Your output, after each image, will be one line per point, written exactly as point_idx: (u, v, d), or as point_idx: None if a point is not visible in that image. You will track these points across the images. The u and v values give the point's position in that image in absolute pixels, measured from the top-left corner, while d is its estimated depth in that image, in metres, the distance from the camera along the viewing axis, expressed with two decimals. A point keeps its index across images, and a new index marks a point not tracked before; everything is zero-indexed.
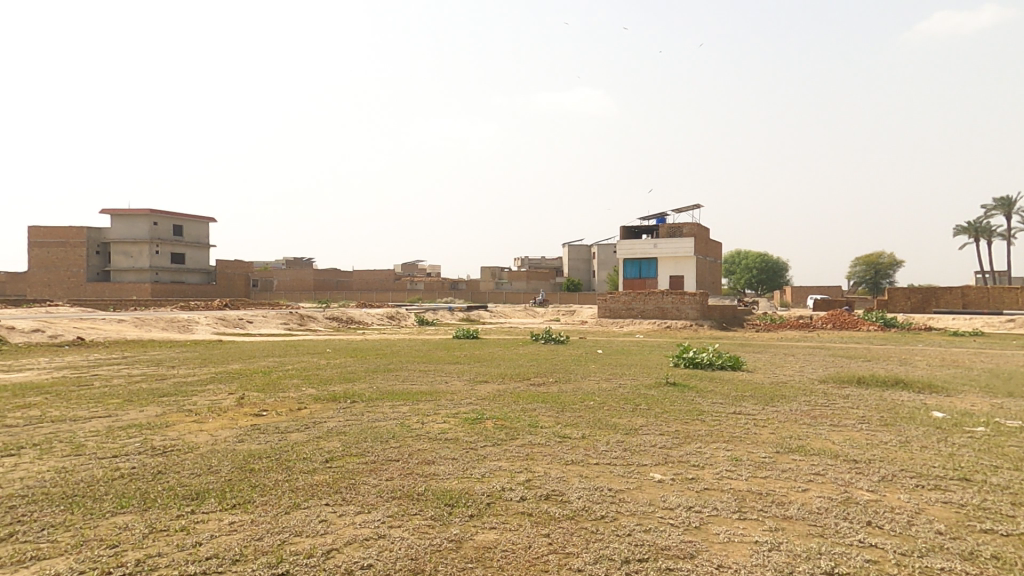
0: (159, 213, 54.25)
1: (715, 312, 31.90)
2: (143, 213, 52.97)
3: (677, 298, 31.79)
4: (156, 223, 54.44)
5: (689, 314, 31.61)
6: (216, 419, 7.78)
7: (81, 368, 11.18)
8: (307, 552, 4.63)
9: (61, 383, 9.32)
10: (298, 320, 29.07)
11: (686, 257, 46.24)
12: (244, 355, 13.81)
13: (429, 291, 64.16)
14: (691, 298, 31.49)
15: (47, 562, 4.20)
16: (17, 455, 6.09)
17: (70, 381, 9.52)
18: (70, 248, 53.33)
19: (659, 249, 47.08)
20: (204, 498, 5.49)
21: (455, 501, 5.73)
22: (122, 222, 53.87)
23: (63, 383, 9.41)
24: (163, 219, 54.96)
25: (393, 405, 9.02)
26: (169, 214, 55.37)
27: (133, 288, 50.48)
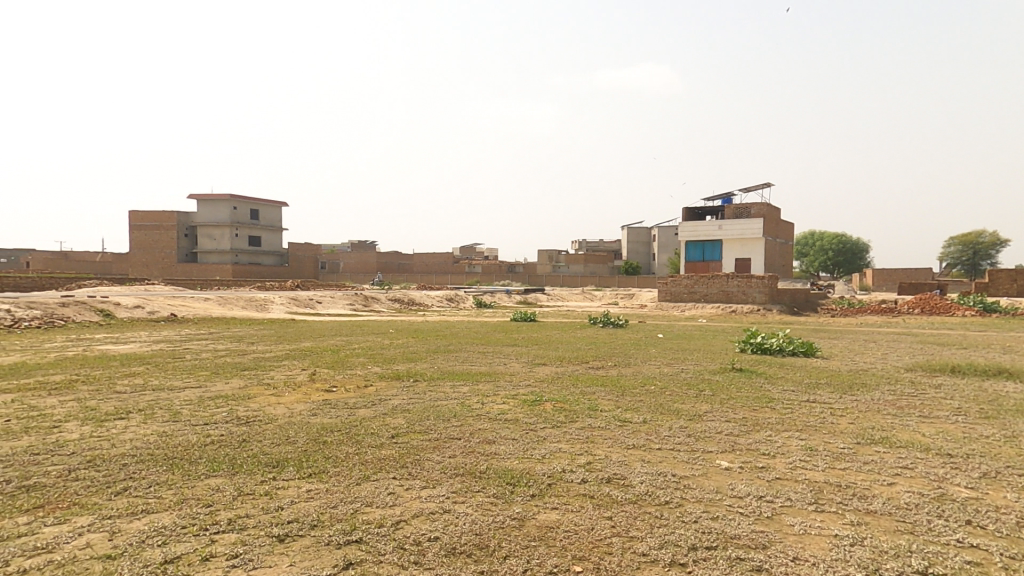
0: (238, 199, 57.60)
1: (786, 296, 30.34)
2: (225, 199, 56.44)
3: (744, 282, 30.56)
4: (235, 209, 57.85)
5: (756, 298, 30.26)
6: (291, 393, 8.24)
7: (175, 342, 12.17)
8: (378, 522, 4.87)
9: (159, 356, 10.17)
10: (363, 301, 30.30)
11: (753, 239, 44.08)
12: (314, 333, 14.53)
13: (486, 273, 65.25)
14: (759, 281, 30.15)
15: (155, 515, 4.62)
16: (126, 418, 6.71)
17: (167, 354, 10.40)
18: (162, 231, 57.90)
19: (724, 231, 45.33)
20: (285, 466, 5.87)
21: (516, 480, 5.81)
22: (205, 206, 57.40)
23: (161, 355, 10.26)
24: (241, 204, 58.28)
25: (454, 384, 9.21)
26: (247, 200, 58.72)
27: (218, 270, 54.25)
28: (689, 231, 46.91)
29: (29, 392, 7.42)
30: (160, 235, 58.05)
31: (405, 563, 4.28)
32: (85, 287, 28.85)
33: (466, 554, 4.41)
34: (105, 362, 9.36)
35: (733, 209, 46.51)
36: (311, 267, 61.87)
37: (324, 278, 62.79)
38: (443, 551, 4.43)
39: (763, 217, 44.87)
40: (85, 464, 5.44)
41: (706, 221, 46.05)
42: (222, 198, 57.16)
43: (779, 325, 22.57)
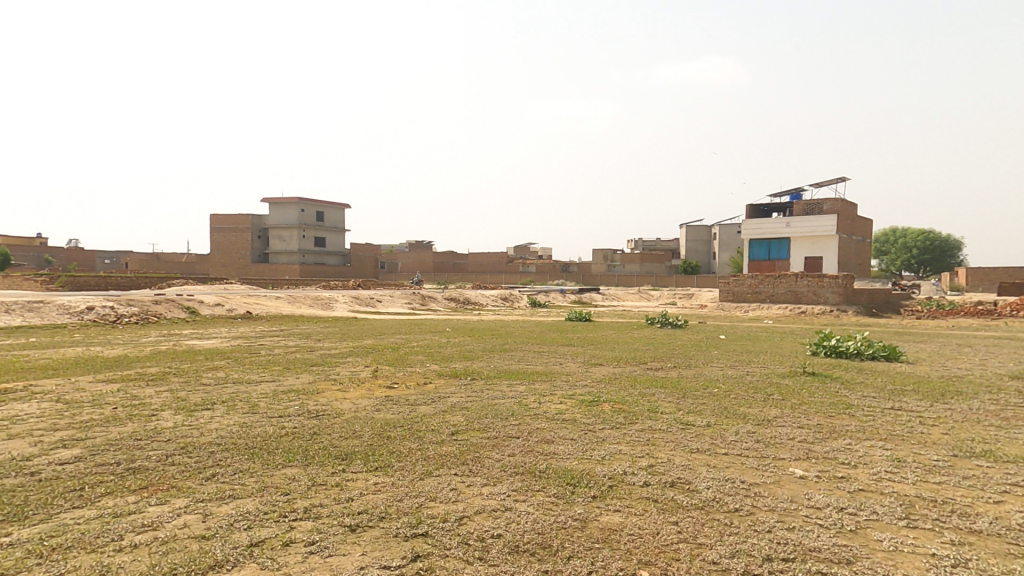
0: (306, 201, 60.40)
1: (863, 296, 28.56)
2: (294, 201, 59.34)
3: (815, 281, 29.07)
4: (303, 211, 60.71)
5: (829, 298, 28.71)
6: (356, 388, 8.52)
7: (252, 338, 12.89)
8: (442, 517, 4.93)
9: (237, 351, 10.79)
10: (421, 300, 31.07)
11: (825, 237, 41.87)
12: (375, 331, 14.98)
13: (539, 272, 65.26)
14: (832, 281, 28.59)
15: (240, 500, 4.89)
16: (212, 409, 7.15)
17: (244, 349, 11.04)
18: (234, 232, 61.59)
19: (792, 229, 43.32)
20: (353, 459, 6.06)
21: (576, 481, 5.74)
22: (275, 209, 60.64)
23: (238, 350, 10.89)
24: (308, 206, 61.07)
25: (510, 383, 9.24)
26: (313, 202, 61.50)
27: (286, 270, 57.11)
28: (754, 229, 45.23)
29: (129, 382, 8.07)
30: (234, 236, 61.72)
31: (470, 558, 4.32)
32: (172, 285, 31.24)
33: (529, 553, 4.39)
34: (191, 356, 10.03)
35: (802, 205, 44.25)
36: (371, 267, 63.88)
37: (383, 277, 64.61)
38: (506, 548, 4.44)
39: (836, 213, 42.35)
40: (179, 450, 5.83)
41: (772, 217, 44.07)
42: (291, 201, 60.24)
43: (856, 327, 21.26)
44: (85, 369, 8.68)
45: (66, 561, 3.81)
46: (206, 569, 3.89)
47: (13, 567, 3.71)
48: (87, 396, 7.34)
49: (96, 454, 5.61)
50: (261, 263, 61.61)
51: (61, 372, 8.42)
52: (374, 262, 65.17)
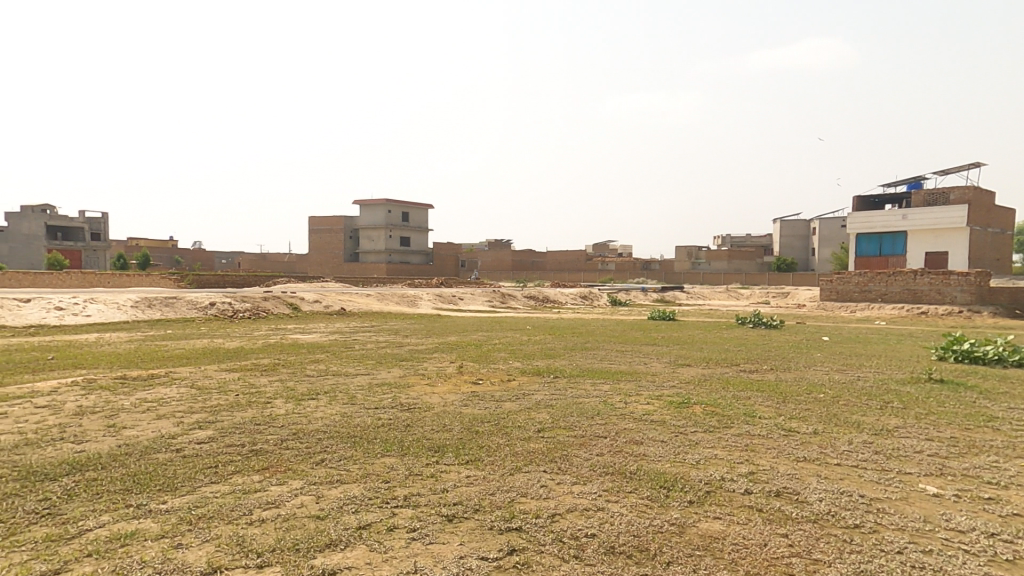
0: (392, 203, 63.05)
1: (1001, 296, 25.48)
2: (382, 203, 61.99)
3: (939, 279, 26.38)
4: (390, 212, 63.33)
5: (956, 298, 26.00)
6: (443, 383, 8.71)
7: (346, 333, 13.60)
8: (535, 512, 4.88)
9: (334, 345, 11.42)
10: (500, 299, 31.53)
11: (949, 228, 37.87)
12: (458, 328, 15.27)
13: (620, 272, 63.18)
14: (960, 279, 25.79)
15: (346, 486, 5.13)
16: (316, 399, 7.59)
17: (339, 343, 11.66)
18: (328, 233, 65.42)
19: (909, 221, 39.57)
20: (445, 451, 6.17)
21: (671, 485, 5.48)
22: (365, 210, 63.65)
23: (335, 344, 11.52)
24: (395, 208, 63.61)
25: (594, 383, 9.05)
26: (399, 204, 63.97)
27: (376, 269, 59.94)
28: (862, 222, 41.68)
29: (247, 371, 8.77)
30: (325, 237, 65.57)
31: (565, 556, 4.22)
32: (275, 283, 33.87)
33: (626, 555, 4.23)
34: (294, 349, 10.73)
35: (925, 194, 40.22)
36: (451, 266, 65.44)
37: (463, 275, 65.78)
38: (602, 548, 4.30)
39: (967, 202, 37.84)
40: (292, 436, 6.25)
41: (885, 208, 40.27)
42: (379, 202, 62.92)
43: (992, 330, 18.90)
44: (210, 359, 9.56)
45: (209, 530, 4.21)
46: (323, 547, 4.12)
47: (169, 531, 4.16)
48: (215, 383, 8.07)
49: (225, 436, 6.16)
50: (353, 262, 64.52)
51: (191, 360, 9.33)
52: (455, 261, 66.42)
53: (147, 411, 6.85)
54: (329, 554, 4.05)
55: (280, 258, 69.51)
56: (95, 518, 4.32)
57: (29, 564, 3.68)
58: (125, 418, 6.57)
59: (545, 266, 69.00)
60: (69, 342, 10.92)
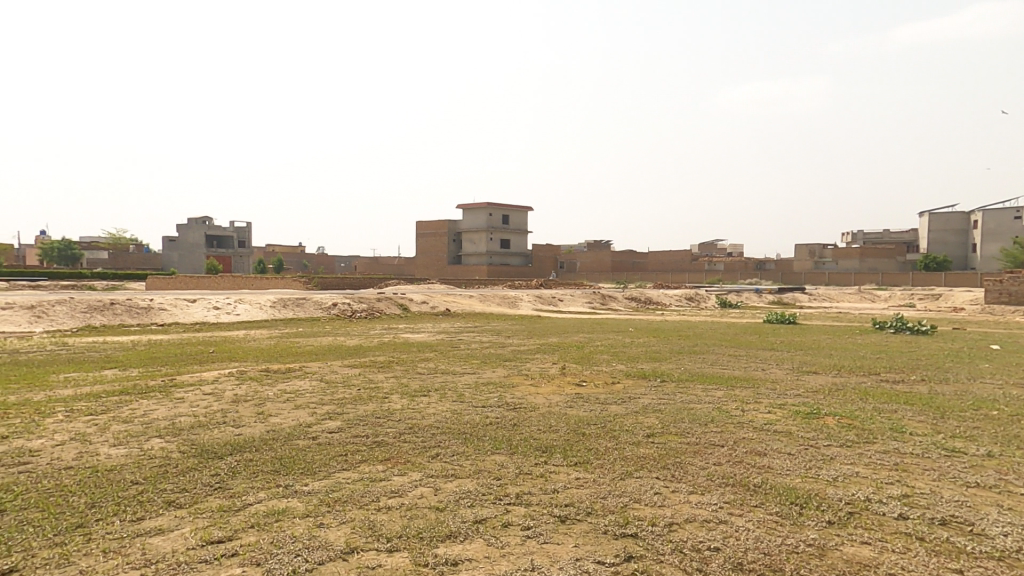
0: (494, 206, 60.66)
1: None
2: (484, 206, 59.63)
3: None
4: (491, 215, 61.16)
5: None
6: (547, 384, 8.67)
7: (452, 332, 14.09)
8: (650, 520, 4.61)
9: (440, 344, 11.87)
10: (600, 300, 31.14)
11: None
12: (559, 330, 15.23)
13: (729, 272, 59.60)
14: None
15: (460, 480, 5.25)
16: (428, 395, 7.90)
17: (446, 342, 12.10)
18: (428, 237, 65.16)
19: None
20: (552, 452, 6.08)
21: (804, 501, 4.92)
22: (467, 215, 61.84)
23: (441, 343, 11.97)
24: (496, 210, 61.38)
25: (706, 388, 8.50)
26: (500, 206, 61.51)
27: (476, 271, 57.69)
28: None
29: (367, 367, 9.37)
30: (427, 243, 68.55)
31: (688, 568, 3.93)
32: (386, 285, 36.27)
33: (757, 574, 3.85)
34: (406, 347, 11.31)
35: None
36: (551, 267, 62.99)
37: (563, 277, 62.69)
38: (729, 564, 3.96)
39: None
40: (408, 430, 6.56)
41: None
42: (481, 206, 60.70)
43: None
44: (334, 355, 10.35)
45: (344, 513, 4.52)
46: (444, 538, 4.21)
47: (312, 511, 4.53)
48: (340, 377, 8.72)
49: (352, 427, 6.62)
50: (456, 262, 63.40)
51: (319, 356, 10.18)
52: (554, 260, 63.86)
53: (287, 401, 7.57)
54: (450, 545, 4.13)
55: (389, 261, 70.02)
56: (254, 494, 4.85)
57: (207, 530, 4.19)
58: (271, 406, 7.32)
59: (646, 267, 66.30)
60: (223, 337, 12.43)
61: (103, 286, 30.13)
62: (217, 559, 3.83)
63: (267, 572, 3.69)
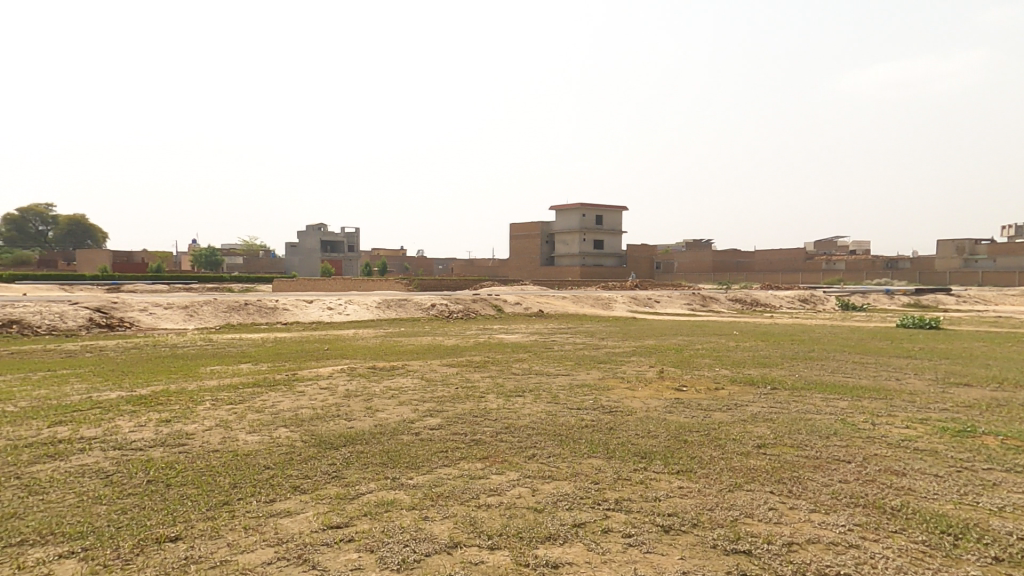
0: (587, 206, 57.49)
1: None
2: (576, 206, 56.56)
3: None
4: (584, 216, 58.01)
5: None
6: (644, 388, 8.36)
7: (545, 333, 14.11)
8: (766, 537, 4.24)
9: (534, 345, 11.93)
10: (701, 301, 29.72)
11: None
12: (657, 332, 14.68)
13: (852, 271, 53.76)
14: None
15: (557, 482, 5.20)
16: (522, 396, 7.95)
17: (539, 343, 12.14)
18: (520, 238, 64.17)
19: None
20: (652, 458, 5.82)
21: (957, 531, 4.26)
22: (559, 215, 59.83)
23: (535, 344, 12.02)
24: (589, 211, 58.16)
25: (827, 398, 7.71)
26: (593, 206, 58.15)
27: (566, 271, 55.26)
28: None
29: (464, 367, 9.64)
30: None
31: None
32: (481, 286, 37.44)
33: None
34: (500, 348, 11.49)
35: None
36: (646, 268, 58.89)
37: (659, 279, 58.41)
38: None
39: None
40: (504, 430, 6.63)
41: None
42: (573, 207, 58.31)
43: None
44: (433, 354, 10.78)
45: (447, 507, 4.65)
46: (544, 539, 4.17)
47: (417, 504, 4.72)
48: (439, 375, 9.05)
49: (451, 425, 6.83)
50: (548, 264, 61.01)
51: (420, 355, 10.65)
52: (650, 261, 59.59)
53: (392, 397, 8.00)
54: (550, 547, 4.09)
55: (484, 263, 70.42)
56: (366, 484, 5.16)
57: (327, 515, 4.52)
58: (377, 402, 7.78)
59: (753, 268, 61.10)
60: (335, 335, 13.47)
61: (238, 288, 34.10)
62: (336, 543, 4.11)
63: (378, 559, 3.88)
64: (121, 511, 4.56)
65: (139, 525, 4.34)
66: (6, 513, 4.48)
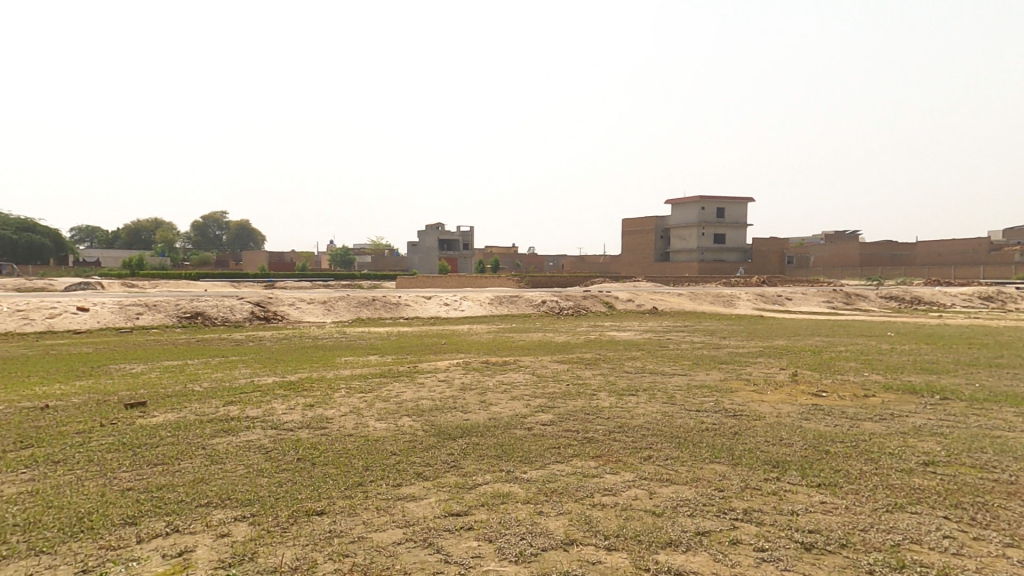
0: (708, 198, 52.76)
1: None
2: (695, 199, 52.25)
3: None
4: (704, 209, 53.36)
5: None
6: (774, 392, 7.65)
7: (660, 332, 13.54)
8: (938, 568, 3.63)
9: (648, 343, 11.49)
10: (845, 299, 26.73)
11: None
12: (789, 332, 13.41)
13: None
14: None
15: (677, 486, 4.93)
16: (636, 395, 7.68)
17: (654, 342, 11.67)
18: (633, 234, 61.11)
19: None
20: (787, 468, 5.28)
21: None
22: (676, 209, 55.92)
23: (649, 343, 11.58)
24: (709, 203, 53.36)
25: (1015, 413, 6.46)
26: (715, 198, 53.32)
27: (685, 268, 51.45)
28: None
29: (575, 364, 9.57)
30: None
31: None
32: (593, 283, 37.18)
33: None
34: (612, 346, 11.23)
35: None
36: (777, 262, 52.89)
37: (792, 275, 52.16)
38: None
39: None
40: (617, 429, 6.44)
41: None
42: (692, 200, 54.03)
43: None
44: (544, 350, 10.83)
45: (562, 504, 4.62)
46: (665, 545, 3.96)
47: (532, 498, 4.73)
48: (550, 372, 9.07)
49: (563, 421, 6.80)
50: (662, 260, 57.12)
51: (532, 351, 10.77)
52: (781, 256, 53.07)
53: (504, 392, 8.16)
54: (672, 553, 3.87)
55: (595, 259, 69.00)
56: (481, 475, 5.30)
57: (448, 502, 4.71)
58: (490, 396, 7.98)
59: (913, 261, 53.20)
60: (452, 330, 14.11)
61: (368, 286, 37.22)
62: (456, 530, 4.25)
63: (497, 550, 3.94)
64: (279, 484, 5.15)
65: (292, 498, 4.85)
66: (194, 477, 5.26)
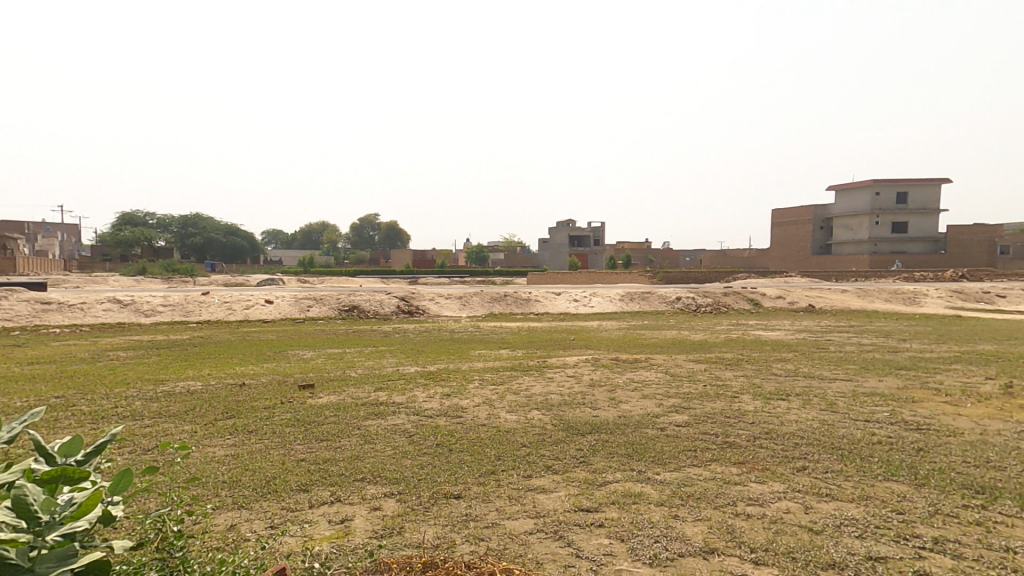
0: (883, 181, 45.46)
1: None
2: (867, 183, 45.28)
3: None
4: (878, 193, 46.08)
5: None
6: (976, 405, 6.52)
7: (817, 332, 12.25)
8: None
9: (804, 344, 10.46)
10: None
11: None
12: (995, 336, 11.36)
13: None
14: None
15: (840, 504, 4.43)
16: (787, 400, 7.04)
17: (810, 343, 10.60)
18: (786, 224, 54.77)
19: None
20: (996, 496, 4.46)
21: None
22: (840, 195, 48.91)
23: (805, 344, 10.54)
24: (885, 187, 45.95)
25: None
26: (892, 180, 45.78)
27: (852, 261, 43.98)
28: None
29: (713, 363, 9.04)
30: None
31: None
32: (739, 279, 34.93)
33: None
34: (758, 346, 10.41)
35: None
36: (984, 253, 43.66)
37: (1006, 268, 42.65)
38: None
39: None
40: (764, 435, 5.97)
41: None
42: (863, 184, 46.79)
43: None
44: (679, 349, 10.38)
45: (699, 510, 4.38)
46: (825, 566, 3.58)
47: (666, 501, 4.56)
48: (685, 371, 8.67)
49: (701, 423, 6.45)
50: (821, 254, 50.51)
51: (665, 349, 10.38)
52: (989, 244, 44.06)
53: (635, 390, 7.97)
54: None
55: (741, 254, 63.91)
56: (612, 473, 5.22)
57: (578, 498, 4.71)
58: (621, 393, 7.85)
59: None
60: (581, 326, 14.09)
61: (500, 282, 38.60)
62: (588, 525, 4.24)
63: (631, 549, 3.85)
64: (420, 466, 5.55)
65: (432, 480, 5.19)
66: (352, 454, 5.88)
